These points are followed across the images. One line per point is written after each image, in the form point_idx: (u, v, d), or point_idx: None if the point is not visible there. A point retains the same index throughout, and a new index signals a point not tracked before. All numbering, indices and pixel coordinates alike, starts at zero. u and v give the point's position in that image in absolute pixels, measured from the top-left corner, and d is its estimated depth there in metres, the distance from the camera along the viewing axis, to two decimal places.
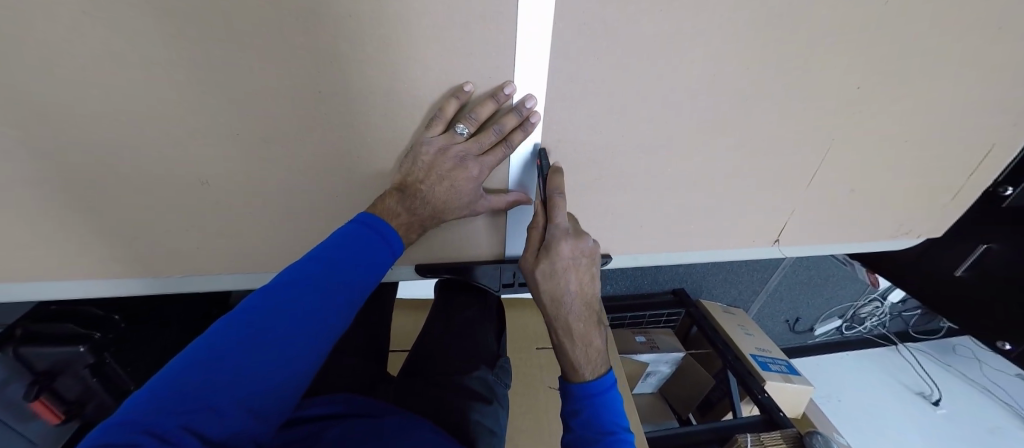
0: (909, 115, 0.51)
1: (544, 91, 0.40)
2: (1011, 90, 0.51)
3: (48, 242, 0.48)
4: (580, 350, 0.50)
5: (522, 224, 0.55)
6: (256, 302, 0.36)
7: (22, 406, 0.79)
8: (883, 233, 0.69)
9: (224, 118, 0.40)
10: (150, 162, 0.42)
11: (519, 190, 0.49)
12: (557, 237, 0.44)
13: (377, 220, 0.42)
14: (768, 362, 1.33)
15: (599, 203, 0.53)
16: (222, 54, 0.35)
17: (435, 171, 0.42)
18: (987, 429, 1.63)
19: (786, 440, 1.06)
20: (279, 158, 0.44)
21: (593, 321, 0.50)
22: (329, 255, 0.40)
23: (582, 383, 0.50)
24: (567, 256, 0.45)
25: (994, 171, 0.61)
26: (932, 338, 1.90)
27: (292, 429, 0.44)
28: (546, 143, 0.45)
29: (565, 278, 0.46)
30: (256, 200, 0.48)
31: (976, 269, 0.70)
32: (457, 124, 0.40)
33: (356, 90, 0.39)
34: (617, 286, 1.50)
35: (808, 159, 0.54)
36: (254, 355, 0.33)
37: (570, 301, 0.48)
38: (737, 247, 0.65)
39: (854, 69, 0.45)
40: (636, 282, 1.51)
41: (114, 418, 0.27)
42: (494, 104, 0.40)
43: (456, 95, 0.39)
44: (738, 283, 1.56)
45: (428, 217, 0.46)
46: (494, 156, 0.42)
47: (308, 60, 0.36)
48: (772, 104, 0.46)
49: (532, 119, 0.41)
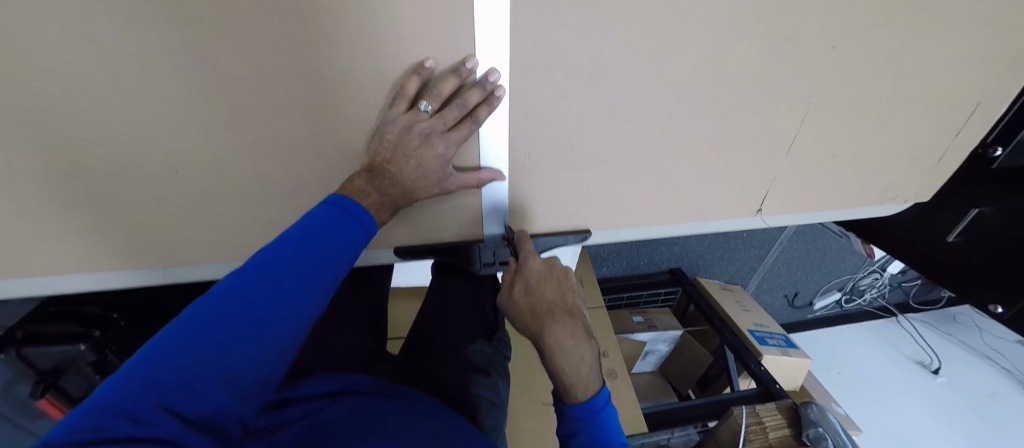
0: (888, 75, 0.51)
1: (507, 64, 0.40)
2: (994, 44, 0.50)
3: (23, 240, 0.48)
4: (573, 363, 0.49)
5: (499, 204, 0.54)
6: (228, 286, 0.36)
7: (30, 406, 0.77)
8: (871, 199, 0.68)
9: (184, 108, 0.39)
10: (117, 156, 0.42)
11: (492, 168, 0.48)
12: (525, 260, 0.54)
13: (347, 200, 0.43)
14: (765, 337, 1.33)
15: (574, 178, 0.53)
16: (173, 40, 0.35)
17: (403, 150, 0.42)
18: (985, 396, 1.64)
19: (781, 412, 1.07)
20: (247, 144, 0.44)
21: (579, 332, 0.51)
22: (301, 236, 0.40)
23: (578, 402, 0.49)
24: (538, 270, 0.52)
25: (980, 131, 0.60)
26: (932, 308, 1.90)
27: (286, 409, 0.44)
28: (514, 118, 0.44)
29: (540, 291, 0.52)
30: (230, 190, 0.48)
31: (967, 233, 0.69)
32: (421, 102, 0.40)
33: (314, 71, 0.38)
34: (614, 268, 1.51)
35: (787, 124, 0.53)
36: (228, 338, 0.33)
37: (550, 312, 0.51)
38: (722, 218, 0.65)
39: (827, 27, 0.44)
40: (634, 263, 1.51)
41: (91, 403, 0.27)
42: (456, 81, 0.39)
43: (417, 71, 0.39)
44: (736, 259, 1.55)
45: (401, 196, 0.46)
46: (461, 134, 0.42)
47: (263, 43, 0.36)
48: (744, 68, 0.46)
49: (497, 93, 0.40)
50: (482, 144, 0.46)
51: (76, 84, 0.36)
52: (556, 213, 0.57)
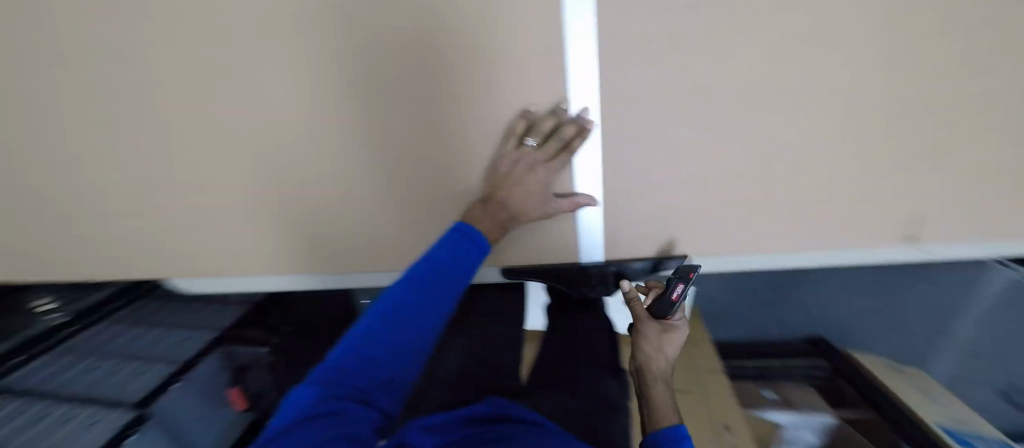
0: None
1: (595, 101, 0.47)
2: None
3: (248, 251, 0.69)
4: (654, 410, 0.48)
5: (595, 228, 0.57)
6: (384, 300, 0.47)
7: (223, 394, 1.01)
8: None
9: (356, 151, 0.56)
10: (312, 187, 0.60)
11: (588, 194, 0.53)
12: (657, 287, 0.51)
13: (469, 226, 0.50)
14: (981, 439, 0.91)
15: (667, 205, 0.54)
16: (358, 104, 0.52)
17: (512, 177, 0.49)
18: None
19: None
20: (392, 178, 0.57)
21: (668, 390, 0.50)
22: (432, 259, 0.49)
23: (663, 429, 0.46)
24: (666, 335, 0.50)
25: None
26: None
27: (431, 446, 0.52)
28: (603, 147, 0.50)
29: (663, 346, 0.50)
30: (374, 215, 0.61)
31: None
32: (528, 138, 0.48)
33: (448, 113, 0.51)
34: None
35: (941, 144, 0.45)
36: (383, 345, 0.44)
37: (663, 364, 0.50)
38: (865, 253, 0.54)
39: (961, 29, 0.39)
40: None
41: (311, 393, 0.41)
42: (555, 120, 0.48)
43: (524, 115, 0.48)
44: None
45: (506, 220, 0.52)
46: (560, 161, 0.48)
47: (412, 104, 0.51)
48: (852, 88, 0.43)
49: (589, 125, 0.47)
50: (577, 172, 0.52)
51: (302, 132, 0.55)
52: (651, 239, 0.57)
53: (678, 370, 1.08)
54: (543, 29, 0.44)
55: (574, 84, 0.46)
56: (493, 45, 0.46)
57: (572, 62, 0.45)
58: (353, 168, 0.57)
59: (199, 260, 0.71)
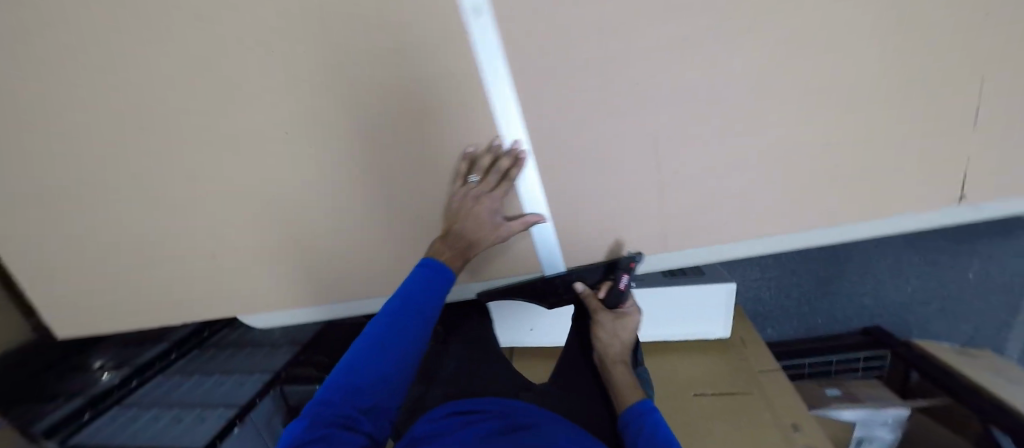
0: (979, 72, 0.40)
1: (523, 135, 0.52)
2: None
3: (249, 293, 0.80)
4: (618, 382, 0.65)
5: (551, 242, 0.63)
6: (367, 333, 0.55)
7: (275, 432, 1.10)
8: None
9: (322, 205, 0.65)
10: (292, 237, 0.70)
11: (537, 212, 0.59)
12: (606, 283, 0.65)
13: (436, 262, 0.57)
14: None
15: (600, 217, 0.59)
16: (314, 171, 0.61)
17: (462, 211, 0.56)
18: None
19: None
20: (356, 221, 0.67)
21: (625, 363, 0.66)
22: (405, 294, 0.56)
23: (630, 404, 0.61)
24: (619, 320, 0.66)
25: None
26: None
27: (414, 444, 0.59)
28: (534, 173, 0.56)
29: (619, 328, 0.67)
30: (346, 251, 0.71)
31: None
32: (471, 175, 0.56)
33: (407, 159, 0.58)
34: (779, 330, 1.22)
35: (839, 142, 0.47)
36: (367, 374, 0.52)
37: (619, 343, 0.67)
38: (798, 236, 0.57)
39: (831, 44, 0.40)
40: (806, 319, 1.19)
41: (305, 423, 0.48)
42: (492, 156, 0.54)
43: (464, 156, 0.55)
44: (959, 317, 1.10)
45: (466, 247, 0.59)
46: (501, 189, 0.55)
47: (358, 165, 0.59)
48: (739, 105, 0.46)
49: (521, 156, 0.53)
50: (522, 196, 0.58)
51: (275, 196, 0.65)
52: (605, 244, 0.62)
53: (720, 372, 0.97)
54: (452, 88, 0.49)
55: (503, 123, 0.52)
56: (428, 98, 0.51)
57: (497, 105, 0.50)
58: (338, 211, 0.66)
59: (220, 303, 0.83)
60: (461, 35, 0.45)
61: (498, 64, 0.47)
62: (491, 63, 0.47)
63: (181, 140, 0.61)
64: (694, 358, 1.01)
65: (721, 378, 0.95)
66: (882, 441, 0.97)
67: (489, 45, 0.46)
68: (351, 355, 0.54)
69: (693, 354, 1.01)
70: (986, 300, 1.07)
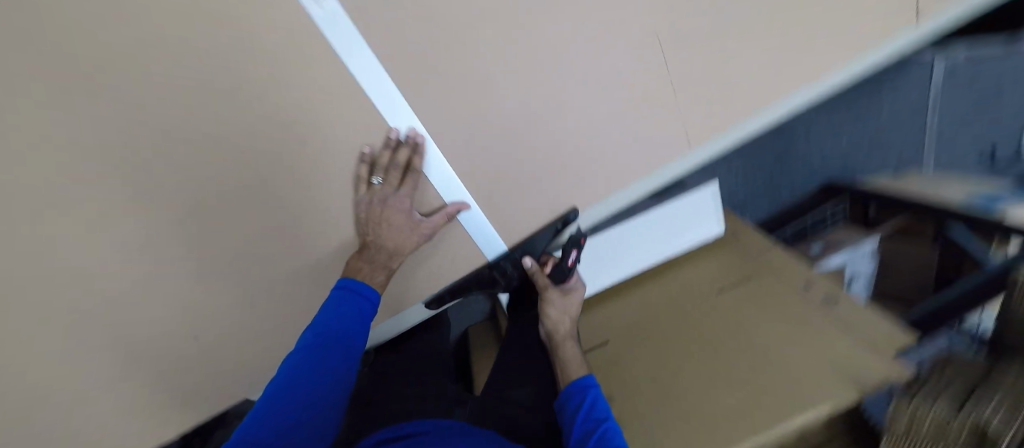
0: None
1: (415, 118, 0.54)
2: None
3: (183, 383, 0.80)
4: (567, 359, 0.68)
5: (480, 221, 0.66)
6: (286, 368, 0.54)
7: None
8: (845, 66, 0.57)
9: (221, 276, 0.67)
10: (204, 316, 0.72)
11: (457, 198, 0.62)
12: (552, 261, 0.75)
13: (353, 282, 0.58)
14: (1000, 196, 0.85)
15: (488, 195, 0.62)
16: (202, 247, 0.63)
17: (373, 214, 0.57)
18: None
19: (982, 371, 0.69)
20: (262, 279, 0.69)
21: (574, 339, 0.71)
22: (323, 321, 0.56)
23: (576, 380, 0.66)
24: (562, 296, 0.72)
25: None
26: None
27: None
28: (429, 162, 0.58)
29: (571, 297, 0.76)
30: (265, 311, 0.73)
31: None
32: (374, 177, 0.57)
33: (308, 171, 0.58)
34: (757, 212, 1.18)
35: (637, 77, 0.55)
36: (278, 418, 0.50)
37: (565, 321, 0.72)
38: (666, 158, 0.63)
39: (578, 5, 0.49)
40: (771, 195, 1.17)
41: None
42: (390, 150, 0.55)
43: (361, 158, 0.56)
44: (895, 146, 1.14)
45: (390, 253, 0.59)
46: (406, 185, 0.57)
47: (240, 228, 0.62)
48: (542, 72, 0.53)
49: (417, 140, 0.55)
50: (435, 184, 0.60)
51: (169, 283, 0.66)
52: (524, 200, 0.64)
53: (717, 269, 0.97)
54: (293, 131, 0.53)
55: (383, 106, 0.53)
56: (310, 99, 0.52)
57: (371, 91, 0.52)
58: (257, 238, 0.64)
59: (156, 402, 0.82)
60: (297, 40, 0.47)
61: (356, 47, 0.48)
62: (350, 51, 0.49)
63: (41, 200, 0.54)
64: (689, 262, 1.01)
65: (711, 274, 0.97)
66: (865, 274, 0.98)
67: (340, 27, 0.47)
68: (271, 389, 0.52)
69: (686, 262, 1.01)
70: (915, 122, 1.11)
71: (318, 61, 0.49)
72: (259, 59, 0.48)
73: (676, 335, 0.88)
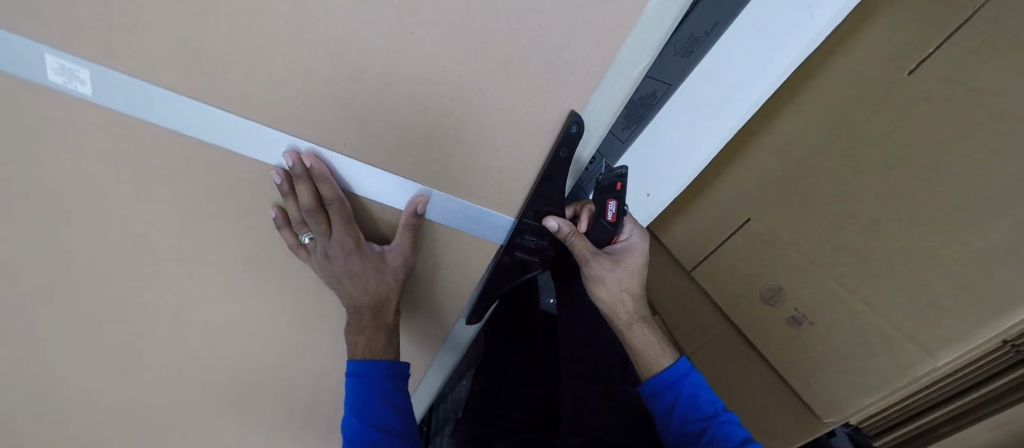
0: None
1: (282, 135, 0.30)
2: None
3: None
4: (644, 349, 0.49)
5: (465, 218, 0.37)
6: None
7: None
8: None
9: (219, 387, 0.56)
10: (241, 421, 0.63)
11: (413, 199, 0.36)
12: (589, 208, 0.44)
13: (364, 366, 0.45)
14: None
15: (414, 165, 0.33)
16: (164, 372, 0.51)
17: (331, 278, 0.41)
18: None
19: None
20: (258, 368, 0.56)
21: (638, 314, 0.49)
22: (355, 420, 0.43)
23: (653, 378, 0.48)
24: (614, 266, 0.45)
25: None
26: None
27: None
28: (334, 176, 0.34)
29: (632, 261, 0.46)
30: (290, 390, 0.62)
31: None
32: (301, 235, 0.38)
33: (164, 248, 0.39)
34: None
35: None
36: None
37: (626, 295, 0.47)
38: None
39: None
40: None
41: None
42: (289, 196, 0.34)
43: (283, 225, 0.38)
44: None
45: (372, 311, 0.44)
46: (340, 230, 0.37)
47: (176, 337, 0.48)
48: None
49: (308, 164, 0.31)
50: (379, 199, 0.37)
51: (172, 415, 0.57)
52: (481, 183, 0.34)
53: (897, 46, 0.48)
54: (95, 208, 0.34)
55: (242, 148, 0.31)
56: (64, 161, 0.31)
57: (193, 135, 0.30)
58: (188, 330, 0.48)
59: None
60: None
61: (128, 94, 0.27)
62: (131, 107, 0.28)
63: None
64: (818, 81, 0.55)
65: (886, 70, 0.49)
66: None
67: (107, 83, 0.26)
68: None
69: (819, 75, 0.55)
70: None
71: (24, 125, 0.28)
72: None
73: (877, 179, 0.50)
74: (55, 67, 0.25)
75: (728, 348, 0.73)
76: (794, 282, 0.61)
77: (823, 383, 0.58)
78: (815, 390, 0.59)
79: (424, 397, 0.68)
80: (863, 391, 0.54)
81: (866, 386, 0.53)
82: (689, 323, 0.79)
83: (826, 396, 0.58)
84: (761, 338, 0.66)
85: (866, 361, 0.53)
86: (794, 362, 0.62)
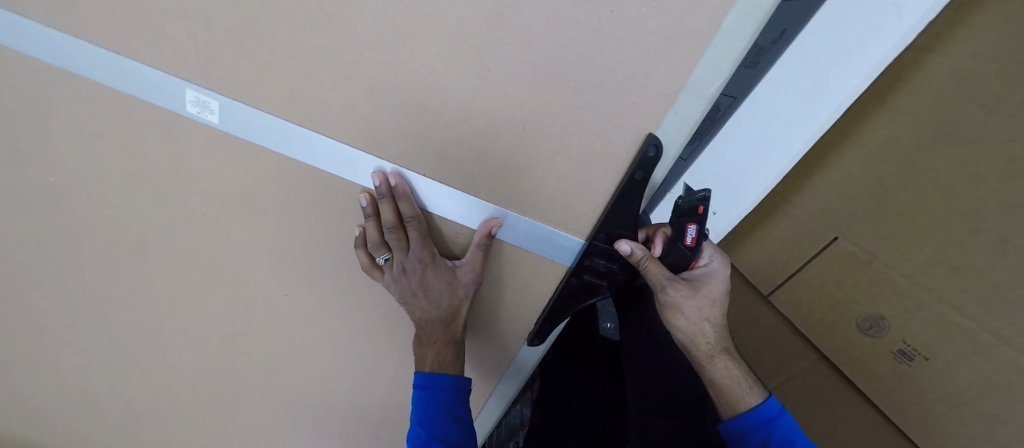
0: None
1: (370, 159, 0.33)
2: None
3: None
4: (727, 384, 0.44)
5: (534, 237, 0.37)
6: None
7: None
8: None
9: (296, 404, 0.59)
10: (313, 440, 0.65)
11: (485, 219, 0.36)
12: (662, 231, 0.41)
13: (431, 379, 0.46)
14: None
15: (485, 190, 0.34)
16: (254, 383, 0.56)
17: (406, 293, 0.43)
18: None
19: None
20: (328, 392, 0.58)
21: (720, 345, 0.45)
22: (424, 433, 0.44)
23: (738, 416, 0.44)
24: (693, 294, 0.42)
25: None
26: None
27: None
28: (412, 197, 0.35)
29: (711, 290, 0.43)
30: (355, 419, 0.63)
31: None
32: (377, 256, 0.40)
33: (261, 270, 0.44)
34: None
35: None
36: None
37: (706, 324, 0.44)
38: None
39: None
40: None
41: None
42: (371, 215, 0.36)
43: (362, 245, 0.40)
44: None
45: (442, 325, 0.45)
46: (417, 245, 0.39)
47: (265, 351, 0.53)
48: None
49: (392, 185, 0.33)
50: (453, 218, 0.38)
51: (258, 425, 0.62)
52: (549, 206, 0.34)
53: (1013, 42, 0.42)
54: (218, 232, 0.41)
55: (326, 167, 0.34)
56: (202, 191, 0.37)
57: (291, 168, 0.34)
58: (274, 346, 0.52)
59: None
60: (131, 143, 0.35)
61: (244, 123, 0.32)
62: (243, 132, 0.32)
63: (38, 318, 0.49)
64: (917, 81, 0.49)
65: (1000, 65, 0.42)
66: None
67: (228, 113, 0.31)
68: None
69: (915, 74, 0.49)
70: None
71: (177, 159, 0.35)
72: (142, 189, 0.38)
73: (1002, 191, 0.43)
74: (192, 99, 0.31)
75: (821, 384, 0.65)
76: (901, 309, 0.53)
77: (950, 432, 0.50)
78: (936, 437, 0.52)
79: (486, 423, 0.67)
80: (1005, 444, 0.46)
81: (1010, 441, 0.45)
82: (773, 356, 0.72)
83: (954, 445, 0.50)
84: (863, 375, 0.58)
85: (1008, 409, 0.45)
86: (909, 404, 0.54)
